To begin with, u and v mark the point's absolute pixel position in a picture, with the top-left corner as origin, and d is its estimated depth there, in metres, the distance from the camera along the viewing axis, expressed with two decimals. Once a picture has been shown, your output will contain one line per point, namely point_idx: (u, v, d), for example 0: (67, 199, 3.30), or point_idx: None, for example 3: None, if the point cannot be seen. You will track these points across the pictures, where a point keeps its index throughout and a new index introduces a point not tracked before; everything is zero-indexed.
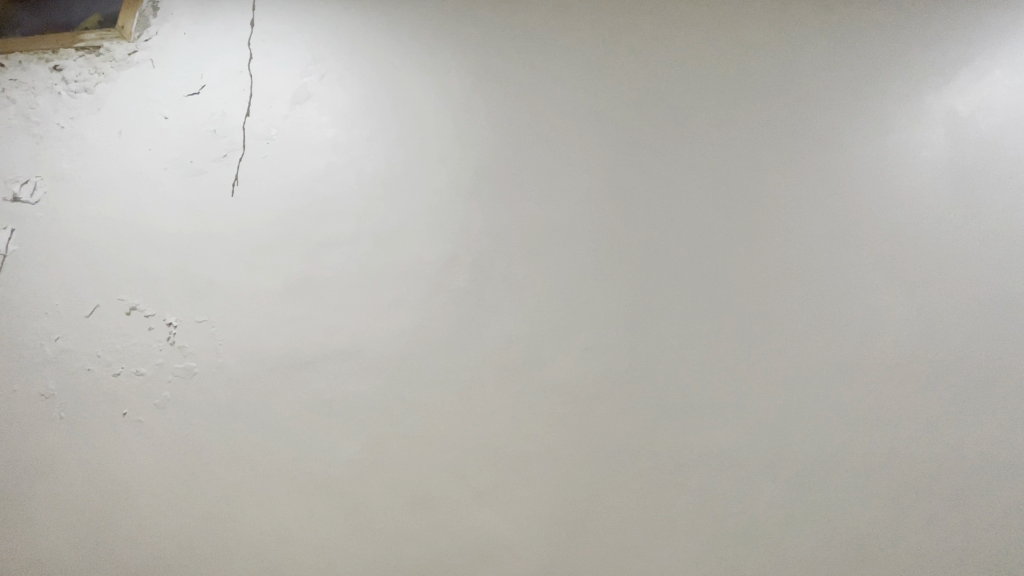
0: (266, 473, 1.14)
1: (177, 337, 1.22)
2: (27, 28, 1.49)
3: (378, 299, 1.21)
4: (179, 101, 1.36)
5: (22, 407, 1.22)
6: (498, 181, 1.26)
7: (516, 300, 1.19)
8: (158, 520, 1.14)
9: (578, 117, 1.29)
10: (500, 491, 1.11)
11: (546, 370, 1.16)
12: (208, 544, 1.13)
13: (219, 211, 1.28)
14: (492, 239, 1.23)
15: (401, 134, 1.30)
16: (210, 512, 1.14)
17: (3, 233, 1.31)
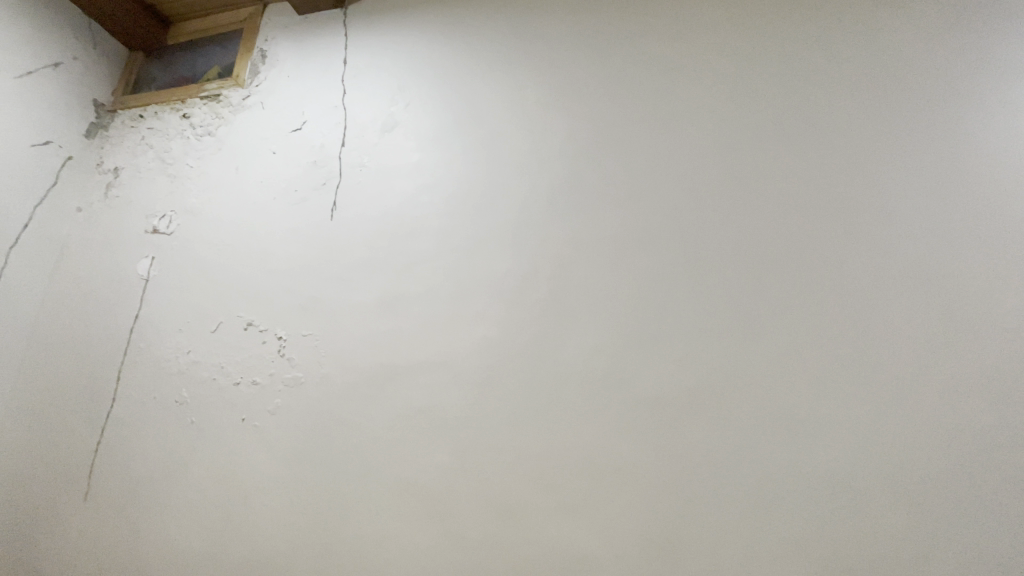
0: (362, 477, 1.22)
1: (286, 350, 1.35)
2: (161, 84, 1.73)
3: (463, 310, 1.26)
4: (286, 137, 1.52)
5: (160, 412, 1.39)
6: (575, 191, 1.28)
7: (600, 309, 1.19)
8: (269, 520, 1.24)
9: (654, 125, 1.28)
10: (589, 504, 1.09)
11: (631, 381, 1.14)
12: (311, 544, 1.20)
13: (321, 234, 1.41)
14: (570, 250, 1.24)
15: (481, 152, 1.35)
16: (312, 513, 1.22)
17: (145, 261, 1.52)
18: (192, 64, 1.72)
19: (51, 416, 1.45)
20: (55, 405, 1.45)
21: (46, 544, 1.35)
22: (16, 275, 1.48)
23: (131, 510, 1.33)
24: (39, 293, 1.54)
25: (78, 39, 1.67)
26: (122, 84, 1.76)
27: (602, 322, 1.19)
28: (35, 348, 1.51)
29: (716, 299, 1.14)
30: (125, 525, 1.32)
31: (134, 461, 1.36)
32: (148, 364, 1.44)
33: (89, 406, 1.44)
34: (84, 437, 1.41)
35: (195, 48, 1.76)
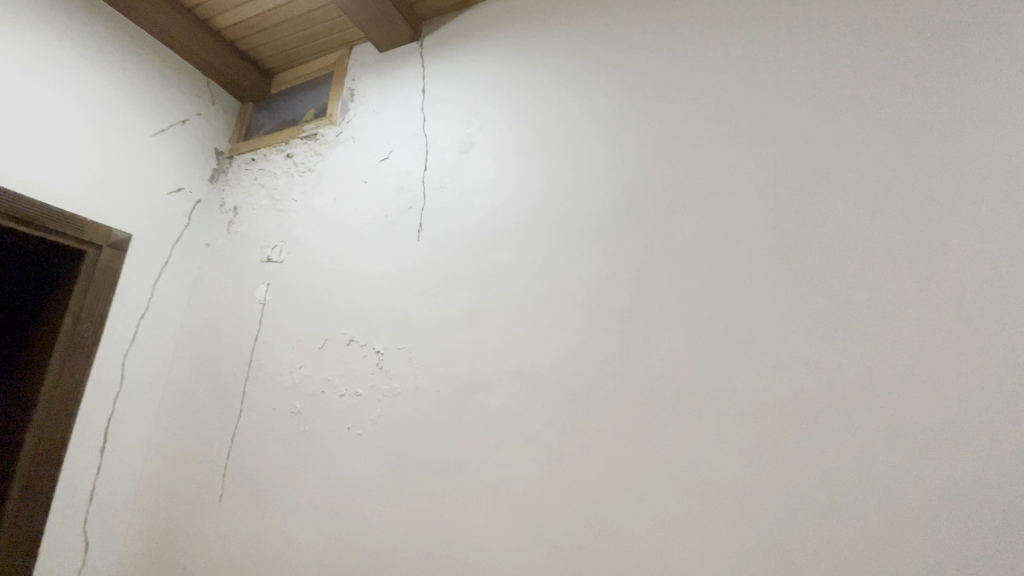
0: (457, 482, 1.25)
1: (384, 362, 1.44)
2: (267, 129, 1.94)
3: (548, 319, 1.27)
4: (375, 167, 1.64)
5: (275, 422, 1.51)
6: (654, 194, 1.25)
7: (692, 310, 1.14)
8: (373, 525, 1.30)
9: (733, 117, 1.23)
10: (693, 519, 1.01)
11: (728, 385, 1.06)
12: (414, 549, 1.24)
13: (411, 254, 1.50)
14: (651, 252, 1.21)
15: (557, 163, 1.38)
16: (413, 519, 1.27)
17: (261, 287, 1.68)
18: (291, 109, 1.92)
19: (187, 427, 1.63)
20: (190, 418, 1.63)
21: (183, 546, 1.49)
22: (160, 305, 1.72)
23: (253, 514, 1.44)
24: (178, 319, 1.77)
25: (200, 98, 1.93)
26: (235, 134, 2.00)
27: (694, 323, 1.13)
28: (175, 367, 1.72)
29: (825, 294, 1.03)
30: (249, 525, 1.44)
31: (254, 467, 1.49)
32: (264, 379, 1.57)
33: (217, 418, 1.60)
34: (213, 444, 1.57)
35: (293, 94, 1.95)
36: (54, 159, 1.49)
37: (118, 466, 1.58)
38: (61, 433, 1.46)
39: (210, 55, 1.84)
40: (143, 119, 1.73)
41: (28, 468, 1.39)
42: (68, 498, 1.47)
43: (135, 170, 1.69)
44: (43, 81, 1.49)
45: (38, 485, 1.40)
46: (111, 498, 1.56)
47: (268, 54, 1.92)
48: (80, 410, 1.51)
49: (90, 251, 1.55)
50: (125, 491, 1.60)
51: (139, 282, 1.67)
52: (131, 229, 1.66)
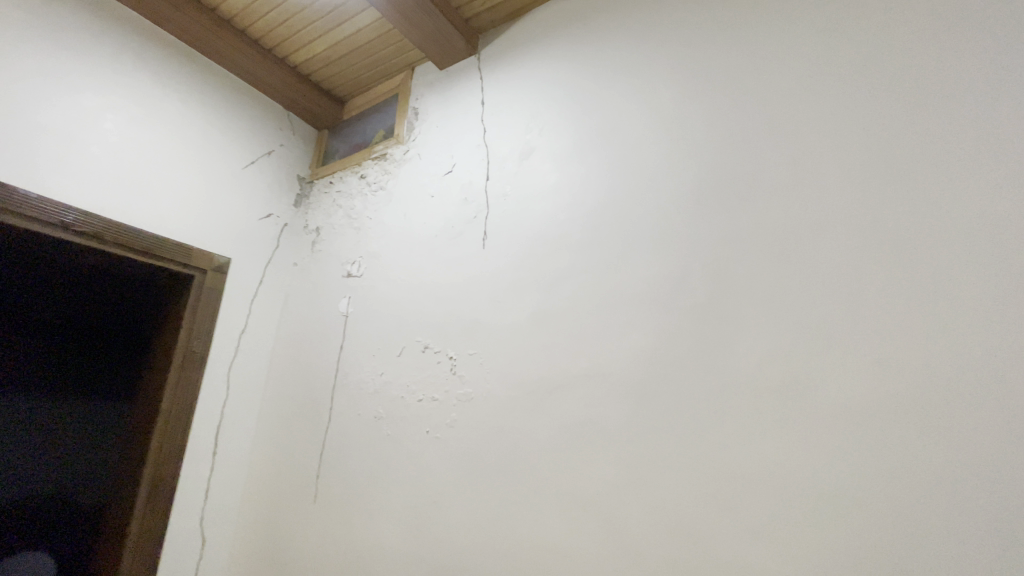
0: (532, 487, 1.22)
1: (458, 367, 1.45)
2: (342, 153, 2.08)
3: (623, 316, 1.22)
4: (440, 180, 1.71)
5: (360, 426, 1.56)
6: (727, 181, 1.18)
7: (783, 296, 1.04)
8: (453, 526, 1.29)
9: (810, 93, 1.14)
10: (793, 531, 0.90)
11: (826, 380, 0.95)
12: (493, 552, 1.22)
13: (478, 261, 1.53)
14: (728, 242, 1.13)
15: (621, 159, 1.36)
16: (491, 524, 1.24)
17: (343, 301, 1.79)
18: (362, 132, 2.04)
19: (282, 433, 1.73)
20: (285, 423, 1.74)
21: (282, 544, 1.57)
22: (256, 321, 1.86)
23: (343, 515, 1.48)
24: (271, 334, 1.91)
25: (283, 130, 2.09)
26: (314, 161, 2.15)
27: (786, 311, 1.02)
28: (272, 379, 1.85)
29: (943, 274, 0.90)
30: (336, 525, 1.48)
31: (341, 470, 1.54)
32: (351, 385, 1.64)
33: (308, 423, 1.69)
34: (305, 448, 1.65)
35: (363, 118, 2.08)
36: (165, 192, 1.66)
37: (226, 471, 1.71)
38: (179, 442, 1.58)
39: (290, 90, 2.00)
40: (236, 151, 1.89)
41: (153, 474, 1.51)
42: (186, 499, 1.60)
43: (231, 197, 1.85)
44: (155, 125, 1.67)
45: (161, 491, 1.52)
46: (221, 501, 1.69)
47: (339, 84, 2.06)
48: (194, 420, 1.64)
49: (197, 275, 1.70)
50: (233, 494, 1.72)
51: (238, 300, 1.81)
52: (229, 252, 1.81)
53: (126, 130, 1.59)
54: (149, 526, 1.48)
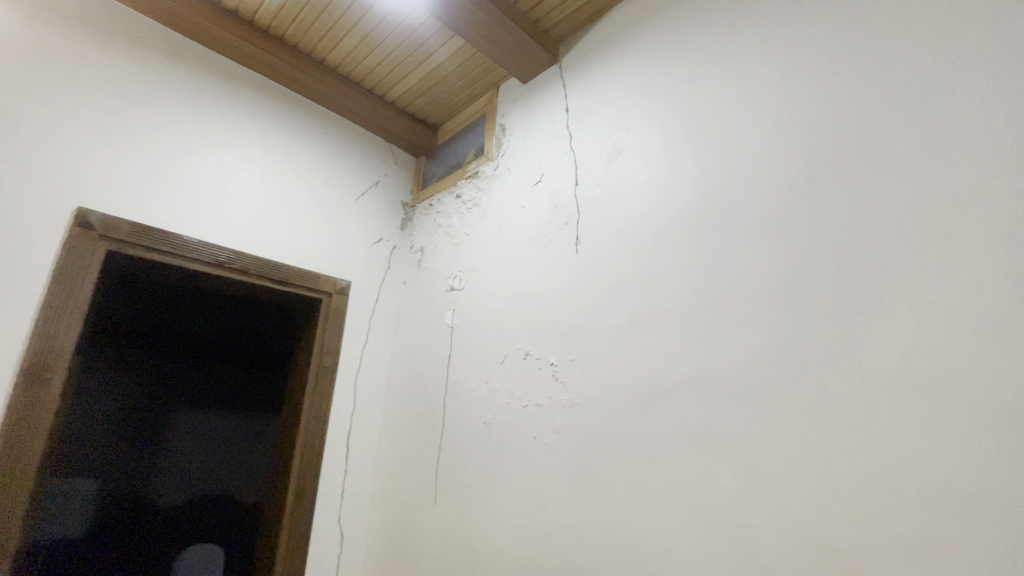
0: (643, 495, 1.14)
1: (559, 373, 1.43)
2: (439, 176, 2.22)
3: (736, 311, 1.11)
4: (531, 190, 1.73)
5: (471, 431, 1.62)
6: (847, 147, 1.02)
7: (942, 275, 0.85)
8: (564, 532, 1.26)
9: (953, 28, 0.94)
10: (973, 558, 0.73)
11: (1009, 373, 0.76)
12: (605, 561, 1.16)
13: (572, 267, 1.51)
14: (856, 216, 0.98)
15: (721, 144, 1.25)
16: (601, 532, 1.19)
17: (448, 313, 1.88)
18: (456, 154, 2.16)
19: (402, 438, 1.87)
20: (404, 430, 1.87)
21: (408, 542, 1.68)
22: (375, 336, 2.05)
23: (461, 517, 1.54)
24: (388, 347, 2.09)
25: (387, 161, 2.29)
26: (415, 186, 2.32)
27: (950, 293, 0.84)
28: (391, 389, 2.01)
29: None
30: (455, 525, 1.54)
31: (456, 473, 1.61)
32: (460, 393, 1.70)
33: (424, 429, 1.79)
34: (422, 452, 1.76)
35: (455, 140, 2.20)
36: (294, 227, 1.90)
37: (358, 473, 1.89)
38: (319, 445, 1.79)
39: (390, 123, 2.18)
40: (350, 185, 2.11)
41: (300, 475, 1.73)
42: (328, 497, 1.80)
43: (348, 226, 2.06)
44: (284, 169, 1.91)
45: (307, 489, 1.74)
46: (356, 500, 1.87)
47: (433, 111, 2.21)
48: (329, 428, 1.84)
49: (324, 298, 1.92)
50: (365, 494, 1.90)
51: (359, 318, 2.01)
52: (349, 276, 2.02)
53: (262, 176, 1.84)
54: (298, 519, 1.70)
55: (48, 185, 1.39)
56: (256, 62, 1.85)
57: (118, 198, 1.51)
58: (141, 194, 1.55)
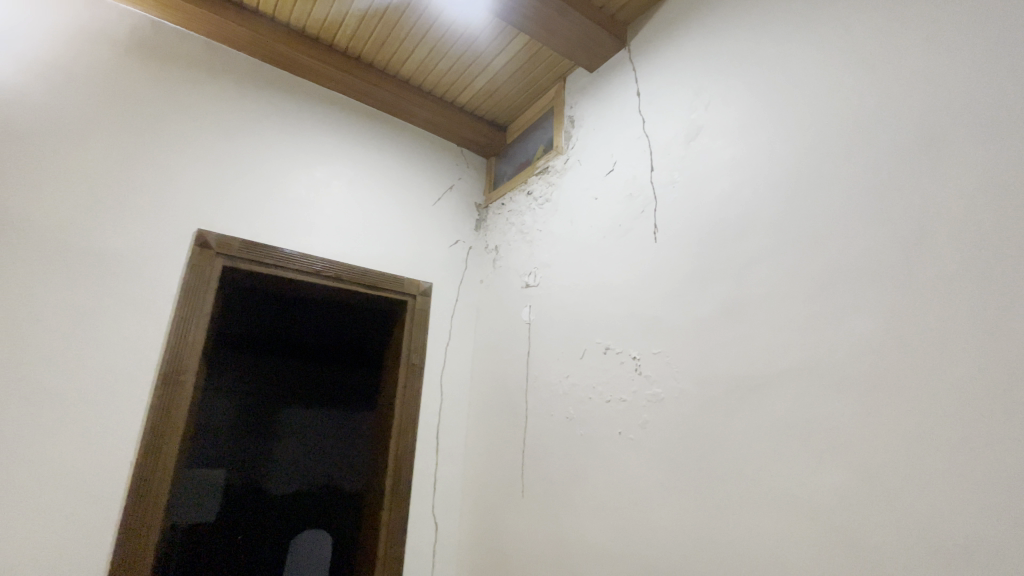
0: (742, 495, 1.06)
1: (643, 367, 1.36)
2: (510, 174, 2.23)
3: (843, 293, 0.99)
4: (603, 180, 1.68)
5: (554, 427, 1.60)
6: (977, 97, 0.88)
7: None
8: (656, 531, 1.21)
9: None
10: None
11: None
12: (703, 562, 1.10)
13: (651, 257, 1.44)
14: (993, 175, 0.83)
15: (817, 108, 1.12)
16: (697, 533, 1.12)
17: (525, 310, 1.88)
18: (525, 151, 2.16)
19: (488, 433, 1.91)
20: (489, 425, 1.91)
21: (498, 534, 1.72)
22: (456, 335, 2.12)
23: (549, 510, 1.53)
24: (470, 345, 2.15)
25: (460, 164, 2.35)
26: (487, 186, 2.36)
27: None
28: (474, 385, 2.06)
29: None
30: (544, 520, 1.54)
31: (541, 469, 1.61)
32: (541, 389, 1.70)
33: (508, 425, 1.81)
34: (508, 447, 1.78)
35: (524, 137, 2.21)
36: (379, 235, 2.00)
37: (448, 466, 1.97)
38: (411, 440, 1.89)
39: (460, 127, 2.23)
40: (426, 191, 2.19)
41: (395, 468, 1.83)
42: (422, 489, 1.89)
43: (426, 231, 2.14)
44: (366, 180, 2.03)
45: (402, 481, 1.83)
46: (447, 492, 1.94)
47: (501, 110, 2.23)
48: (419, 423, 1.93)
49: (409, 300, 2.02)
50: (455, 487, 1.97)
51: (440, 318, 2.09)
52: (430, 278, 2.10)
53: (348, 189, 1.97)
54: (395, 509, 1.80)
55: (174, 213, 1.60)
56: (336, 82, 1.98)
57: (228, 219, 1.69)
58: (247, 214, 1.73)
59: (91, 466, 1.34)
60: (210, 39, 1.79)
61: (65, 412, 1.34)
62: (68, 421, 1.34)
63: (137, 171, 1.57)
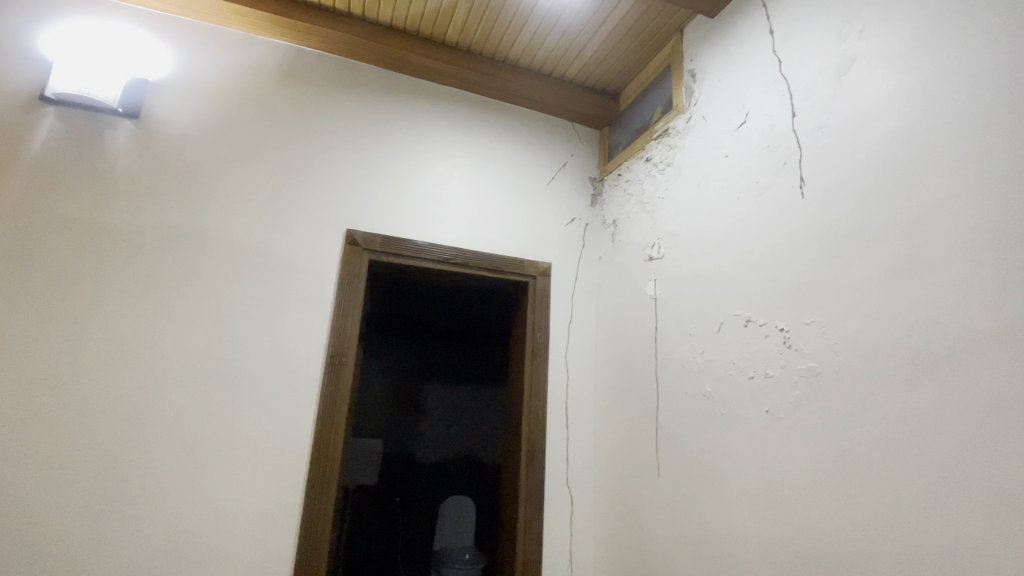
0: (923, 484, 0.90)
1: (793, 340, 1.22)
2: (625, 143, 2.14)
3: None
4: (734, 135, 1.51)
5: (690, 405, 1.52)
6: None
7: None
8: (816, 521, 1.09)
9: None
10: None
11: None
12: (877, 559, 0.96)
13: (797, 215, 1.26)
14: None
15: None
16: (867, 526, 0.98)
17: (650, 284, 1.80)
18: (641, 116, 2.05)
19: (618, 410, 1.89)
20: (618, 403, 1.88)
21: (635, 511, 1.70)
22: (579, 313, 2.12)
23: (688, 491, 1.47)
24: (593, 323, 2.13)
25: (572, 140, 2.30)
26: (602, 159, 2.28)
27: None
28: (601, 363, 2.05)
29: None
30: (683, 501, 1.48)
31: (677, 448, 1.54)
32: (673, 365, 1.62)
33: (640, 402, 1.76)
34: (639, 424, 1.74)
35: (639, 102, 2.09)
36: (498, 219, 2.07)
37: (579, 442, 1.99)
38: (542, 416, 1.94)
39: (571, 101, 2.18)
40: (540, 171, 2.19)
41: (529, 442, 1.91)
42: (555, 463, 1.94)
43: (543, 211, 2.16)
44: (483, 167, 2.10)
45: (536, 455, 1.90)
46: (580, 467, 1.97)
47: (612, 77, 2.13)
48: (548, 400, 1.98)
49: (530, 281, 2.06)
50: (588, 462, 1.99)
51: (562, 297, 2.10)
52: (549, 257, 2.12)
53: (467, 178, 2.06)
54: (531, 481, 1.88)
55: (325, 216, 1.83)
56: (449, 77, 2.06)
57: (368, 217, 1.88)
58: (382, 211, 1.90)
59: (283, 433, 1.62)
60: (341, 56, 1.98)
61: (261, 388, 1.63)
62: (264, 396, 1.63)
63: (294, 182, 1.82)
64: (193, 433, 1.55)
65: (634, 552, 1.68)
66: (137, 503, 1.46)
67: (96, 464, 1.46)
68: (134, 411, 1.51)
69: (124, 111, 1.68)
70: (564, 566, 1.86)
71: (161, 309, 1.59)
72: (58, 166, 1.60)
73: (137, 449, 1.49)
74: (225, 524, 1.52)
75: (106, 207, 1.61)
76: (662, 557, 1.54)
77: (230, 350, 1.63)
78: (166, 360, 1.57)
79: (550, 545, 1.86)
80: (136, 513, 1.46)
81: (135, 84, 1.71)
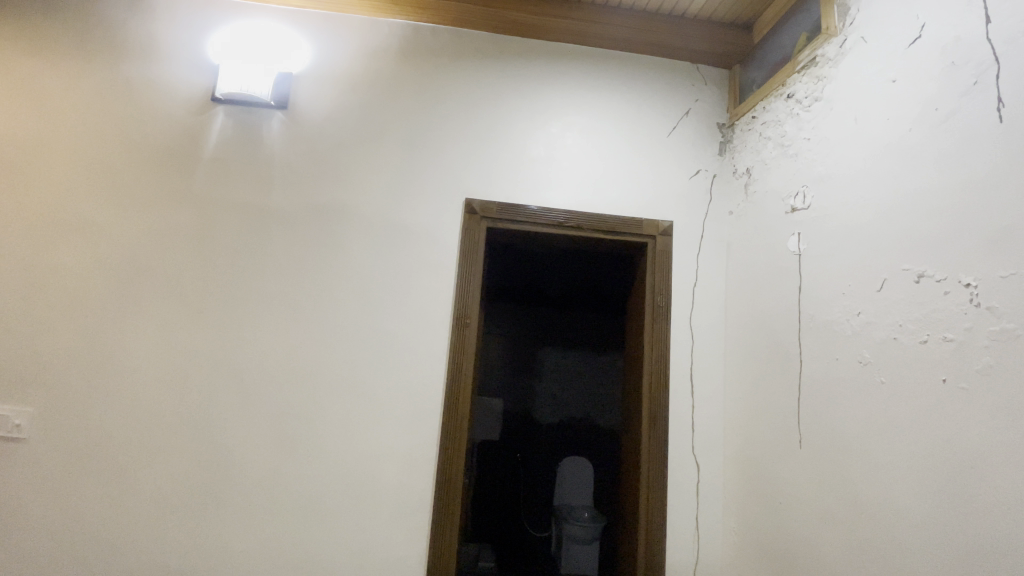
0: None
1: (981, 297, 1.01)
2: (760, 81, 1.90)
3: None
4: (904, 55, 1.26)
5: (842, 372, 1.35)
6: None
7: None
8: (1008, 510, 0.92)
9: None
10: None
11: None
12: None
13: (990, 146, 1.02)
14: None
15: None
16: None
17: (793, 238, 1.61)
18: (780, 46, 1.80)
19: (752, 376, 1.75)
20: (752, 369, 1.75)
21: (772, 482, 1.60)
22: (705, 274, 1.98)
23: (838, 465, 1.33)
24: (722, 284, 1.99)
25: (697, 84, 2.11)
26: (732, 101, 2.06)
27: None
28: (731, 326, 1.91)
29: None
30: (833, 477, 1.35)
31: (824, 418, 1.40)
32: (821, 327, 1.45)
33: (778, 368, 1.62)
34: (778, 392, 1.61)
35: (778, 31, 1.84)
36: (614, 179, 1.99)
37: (706, 409, 1.90)
38: (664, 381, 1.89)
39: (694, 41, 1.99)
40: (660, 123, 2.05)
41: (650, 405, 1.88)
42: (679, 429, 1.88)
43: (663, 166, 2.03)
44: (598, 125, 2.03)
45: (658, 420, 1.86)
46: (706, 435, 1.89)
47: (743, 6, 1.90)
48: (671, 364, 1.91)
49: (650, 242, 1.98)
50: (716, 430, 1.90)
51: (685, 258, 1.98)
52: (671, 216, 2.00)
53: (580, 138, 2.01)
54: (653, 445, 1.85)
55: (447, 187, 1.91)
56: (559, 32, 2.00)
57: (485, 185, 1.93)
58: (499, 178, 1.94)
59: (418, 388, 1.78)
60: (454, 26, 2.01)
61: (399, 348, 1.79)
62: (400, 355, 1.79)
63: (418, 156, 1.92)
64: (347, 385, 1.76)
65: (771, 524, 1.58)
66: (308, 443, 1.73)
67: (273, 410, 1.74)
68: (302, 365, 1.77)
69: (275, 103, 1.90)
70: (690, 531, 1.83)
71: (316, 278, 1.82)
72: (229, 159, 1.88)
73: (306, 397, 1.75)
74: (375, 465, 1.73)
75: (268, 191, 1.86)
76: (804, 532, 1.43)
77: (371, 314, 1.81)
78: (322, 322, 1.80)
79: (674, 509, 1.83)
80: (308, 450, 1.72)
81: (282, 78, 1.92)
